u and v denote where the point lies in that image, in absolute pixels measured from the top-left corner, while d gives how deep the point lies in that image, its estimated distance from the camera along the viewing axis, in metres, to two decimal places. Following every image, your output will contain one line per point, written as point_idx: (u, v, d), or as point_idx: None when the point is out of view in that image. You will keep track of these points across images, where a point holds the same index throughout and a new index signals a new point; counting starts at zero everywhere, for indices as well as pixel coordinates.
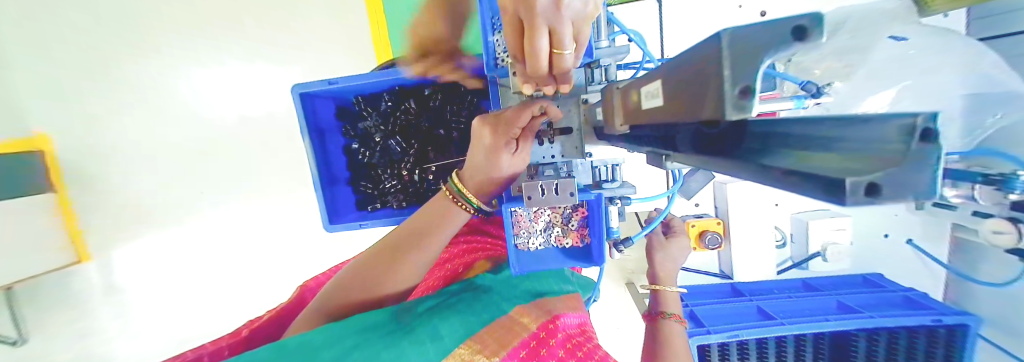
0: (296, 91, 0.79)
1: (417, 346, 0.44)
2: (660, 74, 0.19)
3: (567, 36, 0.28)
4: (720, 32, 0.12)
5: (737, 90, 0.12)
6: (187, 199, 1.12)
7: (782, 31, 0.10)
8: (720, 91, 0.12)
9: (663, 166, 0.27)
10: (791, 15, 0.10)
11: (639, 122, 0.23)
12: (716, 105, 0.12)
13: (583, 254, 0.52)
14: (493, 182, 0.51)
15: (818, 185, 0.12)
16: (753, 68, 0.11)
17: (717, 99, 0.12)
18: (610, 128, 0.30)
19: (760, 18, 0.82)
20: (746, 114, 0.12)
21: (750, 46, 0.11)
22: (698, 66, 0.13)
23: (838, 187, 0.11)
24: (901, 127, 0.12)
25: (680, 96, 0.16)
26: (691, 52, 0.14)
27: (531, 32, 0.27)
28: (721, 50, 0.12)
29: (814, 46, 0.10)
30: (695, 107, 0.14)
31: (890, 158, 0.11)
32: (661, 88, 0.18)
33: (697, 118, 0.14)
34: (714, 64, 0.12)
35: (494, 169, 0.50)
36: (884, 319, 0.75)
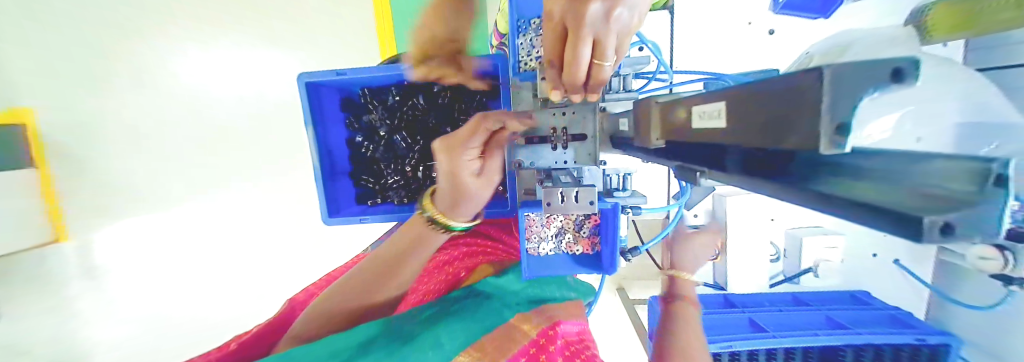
0: (302, 81, 0.77)
1: (419, 353, 0.49)
2: (723, 94, 0.19)
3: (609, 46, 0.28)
4: (822, 68, 0.12)
5: (832, 125, 0.12)
6: (177, 184, 1.08)
7: (874, 78, 0.10)
8: (814, 126, 0.13)
9: (695, 183, 0.26)
10: (890, 58, 0.10)
11: (686, 138, 0.23)
12: (808, 136, 0.13)
13: (594, 262, 0.52)
14: (463, 198, 0.54)
15: (886, 218, 0.13)
16: (853, 104, 0.11)
17: (811, 129, 0.13)
18: (641, 141, 0.30)
19: (767, 37, 0.83)
20: (839, 150, 0.12)
21: (853, 82, 0.11)
22: (795, 89, 0.14)
23: (913, 224, 0.12)
24: (974, 169, 0.12)
25: (756, 120, 0.16)
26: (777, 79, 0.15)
27: (576, 39, 0.28)
28: (821, 80, 0.12)
29: (906, 88, 0.11)
30: (778, 133, 0.15)
31: (961, 198, 0.12)
32: (726, 109, 0.19)
33: (781, 144, 0.15)
34: (811, 97, 0.13)
35: (461, 193, 0.53)
36: (871, 336, 0.77)
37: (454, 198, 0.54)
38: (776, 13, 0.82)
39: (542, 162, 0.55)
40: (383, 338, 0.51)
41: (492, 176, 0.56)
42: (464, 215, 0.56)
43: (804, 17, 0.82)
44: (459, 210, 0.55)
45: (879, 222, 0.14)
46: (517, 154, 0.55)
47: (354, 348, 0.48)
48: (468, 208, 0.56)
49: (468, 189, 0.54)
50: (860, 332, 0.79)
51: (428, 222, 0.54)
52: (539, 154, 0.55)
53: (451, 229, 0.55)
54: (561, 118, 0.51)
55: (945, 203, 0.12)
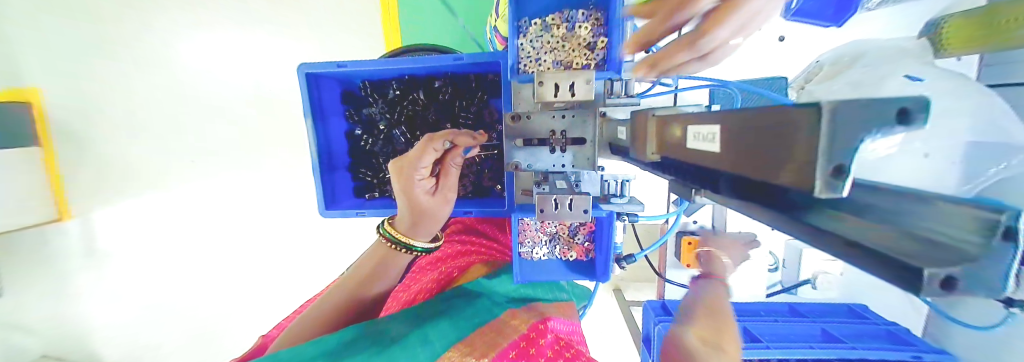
0: (301, 71, 0.77)
1: (408, 351, 0.47)
2: (717, 116, 0.18)
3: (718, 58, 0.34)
4: (819, 101, 0.11)
5: (831, 166, 0.11)
6: (174, 169, 1.07)
7: (875, 115, 0.10)
8: (807, 163, 0.12)
9: (691, 199, 0.26)
10: (904, 95, 0.09)
11: (680, 157, 0.22)
12: (801, 172, 0.12)
13: (586, 268, 0.51)
14: (420, 215, 0.58)
15: (891, 267, 0.13)
16: (852, 145, 0.10)
17: (804, 166, 0.12)
18: (638, 153, 0.29)
19: (778, 44, 0.82)
20: (837, 192, 0.11)
21: (855, 119, 0.10)
22: (783, 122, 0.13)
23: (910, 274, 0.12)
24: (978, 217, 0.11)
25: (751, 149, 0.15)
26: (768, 109, 0.14)
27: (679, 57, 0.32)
28: (819, 115, 0.11)
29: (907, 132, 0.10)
30: (769, 165, 0.14)
31: (967, 249, 0.11)
32: (720, 133, 0.18)
33: (771, 179, 0.14)
34: (806, 132, 0.12)
35: (421, 213, 0.58)
36: (866, 352, 0.77)
37: (413, 219, 0.59)
38: (788, 20, 0.79)
39: (540, 164, 0.53)
40: (372, 335, 0.49)
41: (448, 194, 0.59)
42: (424, 234, 0.61)
43: (817, 25, 0.79)
44: (418, 228, 0.60)
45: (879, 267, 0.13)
46: (514, 156, 0.53)
47: (341, 347, 0.46)
48: (427, 228, 0.60)
49: (425, 208, 0.58)
50: (854, 347, 0.79)
51: (390, 244, 0.59)
52: (537, 157, 0.53)
53: (414, 249, 0.59)
54: (561, 121, 0.51)
55: (951, 253, 0.11)
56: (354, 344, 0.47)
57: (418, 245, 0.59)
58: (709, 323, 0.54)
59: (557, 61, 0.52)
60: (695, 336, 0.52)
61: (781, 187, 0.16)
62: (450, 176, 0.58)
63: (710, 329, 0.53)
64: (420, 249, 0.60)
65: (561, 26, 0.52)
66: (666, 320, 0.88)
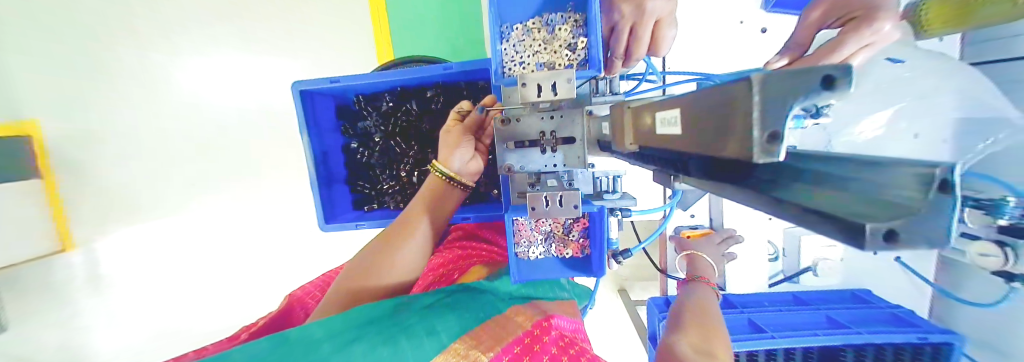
0: (296, 89, 0.78)
1: (415, 340, 0.45)
2: (677, 102, 0.19)
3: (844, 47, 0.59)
4: (752, 75, 0.12)
5: (766, 135, 0.12)
6: (172, 193, 1.08)
7: (805, 84, 0.11)
8: (748, 135, 0.13)
9: (670, 186, 0.27)
10: (820, 65, 0.10)
11: (652, 145, 0.23)
12: (743, 144, 0.13)
13: (583, 264, 0.52)
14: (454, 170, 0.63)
15: (838, 224, 0.13)
16: (784, 115, 0.11)
17: (745, 138, 0.13)
18: (618, 146, 0.30)
19: (760, 35, 0.83)
20: (776, 157, 0.12)
21: (786, 84, 0.11)
22: (727, 101, 0.14)
23: (857, 230, 0.12)
24: (920, 175, 0.12)
25: (703, 128, 0.16)
26: (715, 89, 0.15)
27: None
28: (751, 89, 0.12)
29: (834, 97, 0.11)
30: (719, 140, 0.15)
31: (910, 205, 0.12)
32: (680, 117, 0.19)
33: (722, 154, 0.15)
34: (744, 105, 0.13)
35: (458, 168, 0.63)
36: (871, 336, 0.75)
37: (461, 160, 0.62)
38: (767, 12, 0.82)
39: (532, 166, 0.55)
40: (382, 321, 0.48)
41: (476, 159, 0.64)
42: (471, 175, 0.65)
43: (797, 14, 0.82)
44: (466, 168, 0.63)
45: (826, 229, 0.14)
46: (506, 158, 0.54)
47: (352, 331, 0.45)
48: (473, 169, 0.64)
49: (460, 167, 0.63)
50: (860, 332, 0.78)
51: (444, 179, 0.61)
52: (528, 158, 0.55)
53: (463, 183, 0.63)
54: (549, 121, 0.52)
55: (891, 211, 0.12)
56: (364, 329, 0.46)
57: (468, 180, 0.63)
58: (696, 325, 0.56)
59: (540, 63, 0.53)
60: (684, 342, 0.52)
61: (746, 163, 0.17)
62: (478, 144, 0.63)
63: (698, 333, 0.54)
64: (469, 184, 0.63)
65: (542, 30, 0.53)
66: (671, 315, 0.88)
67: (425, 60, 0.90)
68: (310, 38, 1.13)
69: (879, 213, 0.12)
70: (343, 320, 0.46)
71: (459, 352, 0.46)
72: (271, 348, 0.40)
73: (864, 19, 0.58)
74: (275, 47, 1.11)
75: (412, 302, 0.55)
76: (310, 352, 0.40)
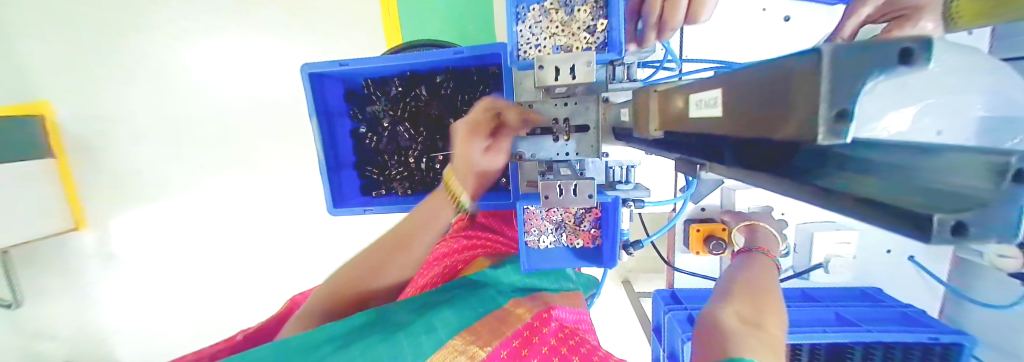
0: (306, 71, 0.78)
1: (412, 339, 0.46)
2: (718, 82, 0.18)
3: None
4: (818, 48, 0.11)
5: (831, 114, 0.11)
6: (180, 173, 1.08)
7: (883, 58, 0.10)
8: (809, 114, 0.12)
9: (694, 175, 0.26)
10: (899, 38, 0.09)
11: (682, 130, 0.22)
12: (802, 124, 0.12)
13: (592, 255, 0.51)
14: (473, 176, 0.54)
15: (888, 215, 0.13)
16: (853, 91, 0.10)
17: (805, 118, 0.12)
18: (640, 132, 0.29)
19: (783, 24, 0.80)
20: (841, 138, 0.11)
21: (852, 58, 0.10)
22: (787, 78, 0.13)
23: (919, 221, 0.12)
24: (989, 164, 0.11)
25: (751, 108, 0.15)
26: (772, 67, 0.14)
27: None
28: (816, 63, 0.11)
29: (916, 72, 0.10)
30: (770, 121, 0.14)
31: (976, 195, 0.11)
32: (721, 98, 0.18)
33: (773, 136, 0.14)
34: (806, 83, 0.12)
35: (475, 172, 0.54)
36: (882, 334, 0.74)
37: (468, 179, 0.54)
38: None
39: (543, 154, 0.53)
40: (378, 322, 0.49)
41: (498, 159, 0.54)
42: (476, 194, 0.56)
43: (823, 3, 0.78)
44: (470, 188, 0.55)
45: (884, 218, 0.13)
46: (519, 146, 0.54)
47: (350, 334, 0.46)
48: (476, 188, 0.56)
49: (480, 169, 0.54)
50: (870, 330, 0.76)
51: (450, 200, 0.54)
52: (541, 146, 0.54)
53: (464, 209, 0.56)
54: (563, 108, 0.51)
55: (958, 202, 0.11)
56: (361, 332, 0.47)
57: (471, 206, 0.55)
58: (749, 301, 0.51)
59: (557, 46, 0.51)
60: (730, 313, 0.48)
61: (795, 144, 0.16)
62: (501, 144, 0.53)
63: (747, 307, 0.50)
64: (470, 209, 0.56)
65: (560, 11, 0.51)
66: (676, 308, 0.87)
67: (435, 44, 0.89)
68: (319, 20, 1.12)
69: (953, 202, 0.11)
70: (341, 324, 0.46)
71: (458, 348, 0.46)
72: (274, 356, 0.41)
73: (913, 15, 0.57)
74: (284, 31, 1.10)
75: (410, 303, 0.55)
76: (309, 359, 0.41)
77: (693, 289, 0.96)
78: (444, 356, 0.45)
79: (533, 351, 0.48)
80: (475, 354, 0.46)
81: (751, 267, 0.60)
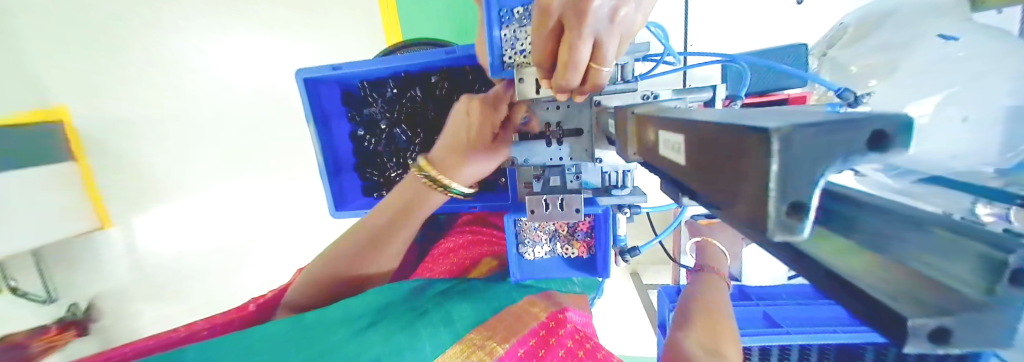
0: (300, 77, 0.79)
1: (431, 328, 0.45)
2: (673, 123, 0.16)
3: (585, 34, 0.25)
4: (768, 129, 0.09)
5: (788, 205, 0.10)
6: (196, 178, 1.13)
7: (852, 137, 0.09)
8: (759, 193, 0.10)
9: (679, 200, 0.23)
10: (876, 115, 0.08)
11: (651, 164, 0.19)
12: (755, 203, 0.10)
13: (587, 266, 0.50)
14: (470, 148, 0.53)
15: (872, 313, 0.11)
16: (812, 181, 0.09)
17: (756, 195, 0.10)
18: (623, 152, 0.26)
19: (795, 8, 0.78)
20: (797, 233, 0.10)
21: (815, 140, 0.09)
22: (735, 140, 0.11)
23: (894, 323, 0.10)
24: (986, 262, 0.10)
25: (702, 169, 0.13)
26: (720, 133, 0.12)
27: (571, 40, 0.25)
28: (770, 146, 0.09)
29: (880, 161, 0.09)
30: (723, 184, 0.12)
31: (967, 296, 0.10)
32: (684, 145, 0.15)
33: (729, 208, 0.12)
34: (756, 157, 0.10)
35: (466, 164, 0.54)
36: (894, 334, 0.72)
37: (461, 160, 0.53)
38: None
39: (535, 159, 0.54)
40: (396, 305, 0.48)
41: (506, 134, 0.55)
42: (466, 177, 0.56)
43: None
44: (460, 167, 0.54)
45: (847, 298, 0.12)
46: (510, 151, 0.55)
47: (369, 314, 0.45)
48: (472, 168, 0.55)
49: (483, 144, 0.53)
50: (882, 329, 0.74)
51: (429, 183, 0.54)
52: (533, 151, 0.54)
53: (453, 191, 0.55)
54: (555, 112, 0.51)
55: (925, 306, 0.10)
56: (382, 312, 0.46)
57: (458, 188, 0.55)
58: (708, 322, 0.53)
59: None
60: (691, 339, 0.50)
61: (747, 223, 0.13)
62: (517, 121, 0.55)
63: (706, 330, 0.51)
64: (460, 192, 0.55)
65: None
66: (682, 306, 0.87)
67: (430, 43, 0.88)
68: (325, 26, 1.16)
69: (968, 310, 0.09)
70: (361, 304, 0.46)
71: (474, 344, 0.45)
72: (293, 328, 0.41)
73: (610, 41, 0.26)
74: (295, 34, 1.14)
75: (430, 291, 0.55)
76: (325, 336, 0.41)
77: None
78: (460, 352, 0.44)
79: (551, 352, 0.47)
80: (492, 350, 0.44)
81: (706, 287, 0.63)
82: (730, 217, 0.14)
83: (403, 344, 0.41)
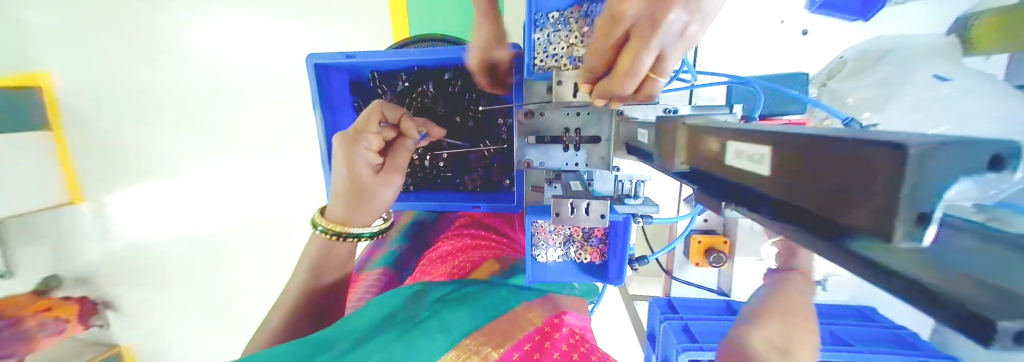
0: (310, 61, 0.77)
1: (426, 337, 0.46)
2: (762, 134, 0.16)
3: (655, 41, 0.26)
4: (911, 148, 0.09)
5: (916, 219, 0.10)
6: (185, 156, 1.08)
7: (971, 162, 0.09)
8: (885, 209, 0.10)
9: (719, 214, 0.25)
10: (999, 141, 0.09)
11: (709, 168, 0.21)
12: (875, 216, 0.11)
13: (599, 272, 0.50)
14: (359, 192, 0.63)
15: (952, 316, 0.12)
16: (938, 200, 0.10)
17: (878, 210, 0.11)
18: (664, 163, 0.28)
19: (800, 37, 0.81)
20: (913, 242, 0.11)
21: (948, 167, 0.09)
22: (861, 151, 0.11)
23: (981, 330, 0.11)
24: None
25: (810, 178, 0.14)
26: (835, 146, 0.13)
27: (639, 43, 0.27)
28: (907, 169, 0.10)
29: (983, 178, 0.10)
30: (833, 195, 0.13)
31: None
32: (769, 156, 0.16)
33: (839, 217, 0.13)
34: (887, 175, 0.10)
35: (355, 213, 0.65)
36: (874, 356, 0.75)
37: (358, 207, 0.64)
38: (812, 13, 0.79)
39: (551, 162, 0.55)
40: (398, 314, 0.51)
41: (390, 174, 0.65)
42: (364, 221, 0.66)
43: (844, 18, 0.79)
44: (355, 214, 0.65)
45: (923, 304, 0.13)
46: (527, 154, 0.55)
47: (365, 332, 0.47)
48: (365, 212, 0.65)
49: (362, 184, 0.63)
50: (863, 351, 0.77)
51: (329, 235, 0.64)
52: (549, 155, 0.55)
53: (358, 235, 0.66)
54: (575, 118, 0.52)
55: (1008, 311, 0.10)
56: (377, 328, 0.48)
57: (356, 231, 0.65)
58: (753, 316, 0.51)
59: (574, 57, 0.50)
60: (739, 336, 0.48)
61: (834, 229, 0.14)
62: (397, 157, 0.66)
63: (757, 325, 0.49)
64: (365, 234, 0.66)
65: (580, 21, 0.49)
66: (672, 318, 0.88)
67: (445, 39, 0.87)
68: (335, 13, 1.14)
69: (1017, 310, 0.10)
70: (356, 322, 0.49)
71: (470, 349, 0.46)
72: (295, 348, 0.44)
73: (680, 40, 0.27)
74: (303, 18, 1.12)
75: (428, 296, 0.56)
76: (324, 353, 0.43)
77: (691, 300, 0.96)
78: (456, 357, 0.45)
79: (546, 355, 0.47)
80: (487, 355, 0.45)
81: None
82: (809, 222, 0.15)
83: (398, 356, 0.43)
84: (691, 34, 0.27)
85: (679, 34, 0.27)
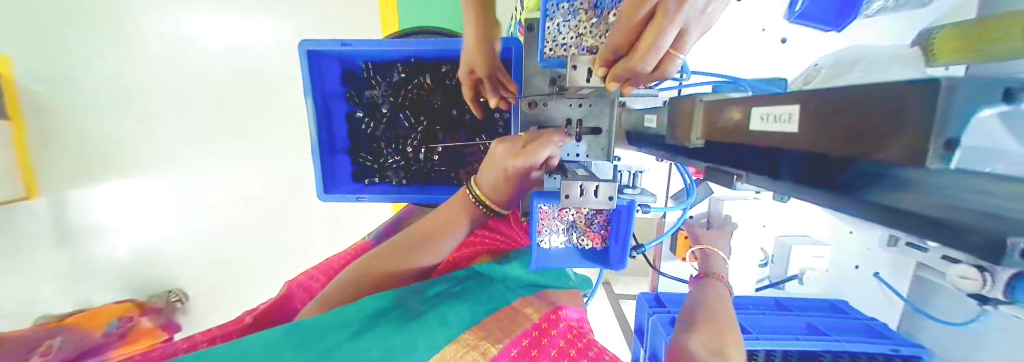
0: (303, 47, 0.75)
1: (426, 330, 0.45)
2: (790, 100, 0.21)
3: (678, 17, 0.32)
4: (939, 80, 0.13)
5: (944, 141, 0.14)
6: (160, 145, 1.02)
7: (989, 93, 0.13)
8: (920, 135, 0.14)
9: (730, 187, 0.28)
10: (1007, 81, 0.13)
11: (736, 139, 0.26)
12: (911, 145, 0.15)
13: (600, 258, 0.52)
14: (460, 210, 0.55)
15: (967, 239, 0.14)
16: (962, 121, 0.13)
17: (914, 138, 0.14)
18: (680, 140, 0.33)
19: (779, 45, 0.87)
20: (943, 162, 0.14)
21: (965, 93, 0.13)
22: (891, 95, 0.15)
23: (997, 246, 0.13)
24: None
25: (850, 132, 0.18)
26: (874, 98, 0.16)
27: (662, 22, 0.33)
28: (937, 93, 0.13)
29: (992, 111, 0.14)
30: (870, 141, 0.16)
31: None
32: (797, 115, 0.21)
33: (873, 153, 0.16)
34: (922, 107, 0.14)
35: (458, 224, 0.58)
36: (848, 344, 0.80)
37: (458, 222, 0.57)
38: (790, 22, 0.85)
39: None
40: (391, 310, 0.49)
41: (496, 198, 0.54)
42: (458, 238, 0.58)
43: (818, 28, 0.85)
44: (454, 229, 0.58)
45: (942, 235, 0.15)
46: None
47: (361, 321, 0.46)
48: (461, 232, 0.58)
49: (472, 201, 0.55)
50: (838, 339, 0.82)
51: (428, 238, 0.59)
52: None
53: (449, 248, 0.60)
54: (577, 109, 0.54)
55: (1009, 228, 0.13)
56: (374, 319, 0.47)
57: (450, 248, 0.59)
58: (708, 322, 0.57)
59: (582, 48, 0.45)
60: (696, 342, 0.53)
61: (872, 168, 0.17)
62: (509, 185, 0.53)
63: (709, 333, 0.55)
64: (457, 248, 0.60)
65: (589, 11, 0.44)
66: (661, 312, 0.90)
67: (441, 32, 0.87)
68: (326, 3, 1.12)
69: (1014, 222, 0.13)
70: (352, 310, 0.47)
71: (470, 343, 0.45)
72: (286, 336, 0.41)
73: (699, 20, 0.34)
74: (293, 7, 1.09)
75: (424, 294, 0.55)
76: (319, 345, 0.41)
77: (677, 294, 0.99)
78: (456, 351, 0.44)
79: (543, 352, 0.46)
80: (487, 350, 0.44)
81: (707, 292, 0.66)
82: (840, 169, 0.18)
83: (397, 348, 0.42)
84: (708, 16, 0.34)
85: (699, 17, 0.34)
